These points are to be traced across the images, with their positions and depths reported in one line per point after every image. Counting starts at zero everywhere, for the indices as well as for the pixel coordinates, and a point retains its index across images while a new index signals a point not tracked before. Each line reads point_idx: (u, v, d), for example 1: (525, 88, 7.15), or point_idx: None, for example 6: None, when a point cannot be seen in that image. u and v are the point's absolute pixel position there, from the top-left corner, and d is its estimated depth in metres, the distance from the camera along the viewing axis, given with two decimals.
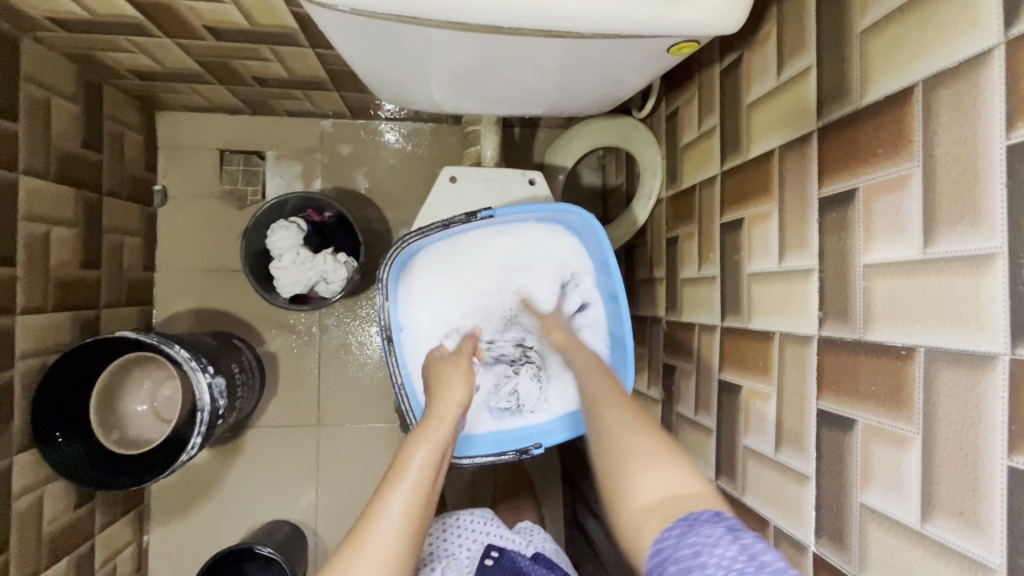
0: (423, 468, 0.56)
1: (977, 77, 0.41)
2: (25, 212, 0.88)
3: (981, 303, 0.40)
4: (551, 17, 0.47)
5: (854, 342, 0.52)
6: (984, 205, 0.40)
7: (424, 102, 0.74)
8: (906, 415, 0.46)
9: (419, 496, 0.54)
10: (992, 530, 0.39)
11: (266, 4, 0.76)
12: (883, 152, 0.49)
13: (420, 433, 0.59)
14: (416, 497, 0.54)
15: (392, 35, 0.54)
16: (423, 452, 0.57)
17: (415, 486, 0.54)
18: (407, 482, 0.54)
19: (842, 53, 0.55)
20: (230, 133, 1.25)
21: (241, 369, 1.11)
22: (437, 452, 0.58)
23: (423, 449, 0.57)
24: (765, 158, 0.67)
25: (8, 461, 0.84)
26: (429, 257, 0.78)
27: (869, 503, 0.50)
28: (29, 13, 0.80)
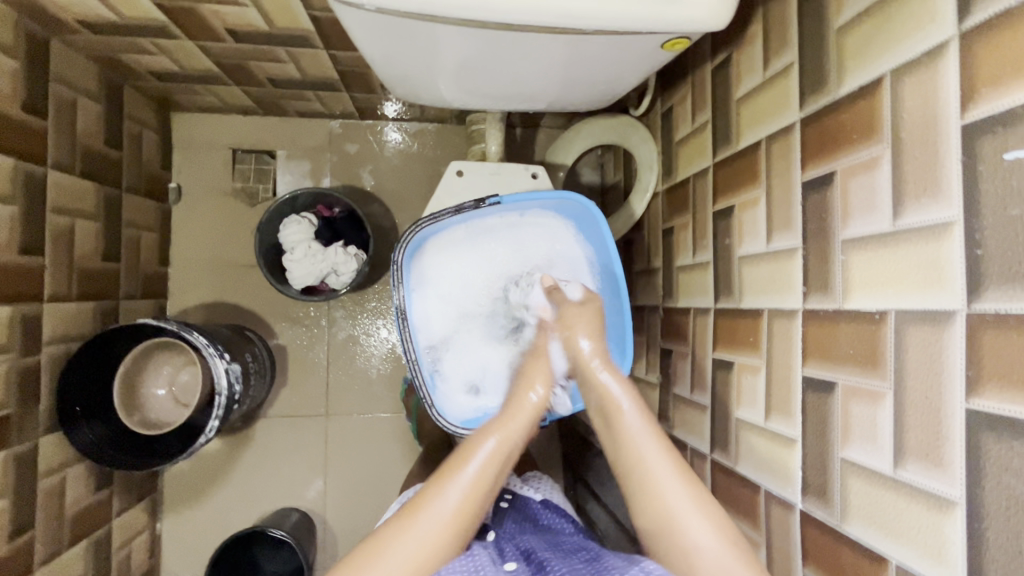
0: (483, 469, 0.60)
1: (936, 66, 0.46)
2: (53, 205, 0.93)
3: (941, 266, 0.45)
4: (556, 15, 0.51)
5: (834, 311, 0.57)
6: (942, 179, 0.45)
7: (434, 97, 0.79)
8: (880, 374, 0.51)
9: (475, 493, 0.58)
10: (954, 468, 0.43)
11: (286, 7, 0.81)
12: (857, 137, 0.54)
13: (491, 427, 0.64)
14: (472, 492, 0.58)
15: (409, 33, 0.59)
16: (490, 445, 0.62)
17: (468, 484, 0.59)
18: (465, 476, 0.59)
19: (821, 49, 0.60)
20: (243, 133, 1.30)
21: (254, 358, 1.15)
22: (500, 457, 0.61)
23: (492, 438, 0.62)
24: (754, 148, 0.72)
25: (35, 442, 0.88)
26: (440, 241, 0.82)
27: (849, 457, 0.54)
28: (61, 16, 0.84)
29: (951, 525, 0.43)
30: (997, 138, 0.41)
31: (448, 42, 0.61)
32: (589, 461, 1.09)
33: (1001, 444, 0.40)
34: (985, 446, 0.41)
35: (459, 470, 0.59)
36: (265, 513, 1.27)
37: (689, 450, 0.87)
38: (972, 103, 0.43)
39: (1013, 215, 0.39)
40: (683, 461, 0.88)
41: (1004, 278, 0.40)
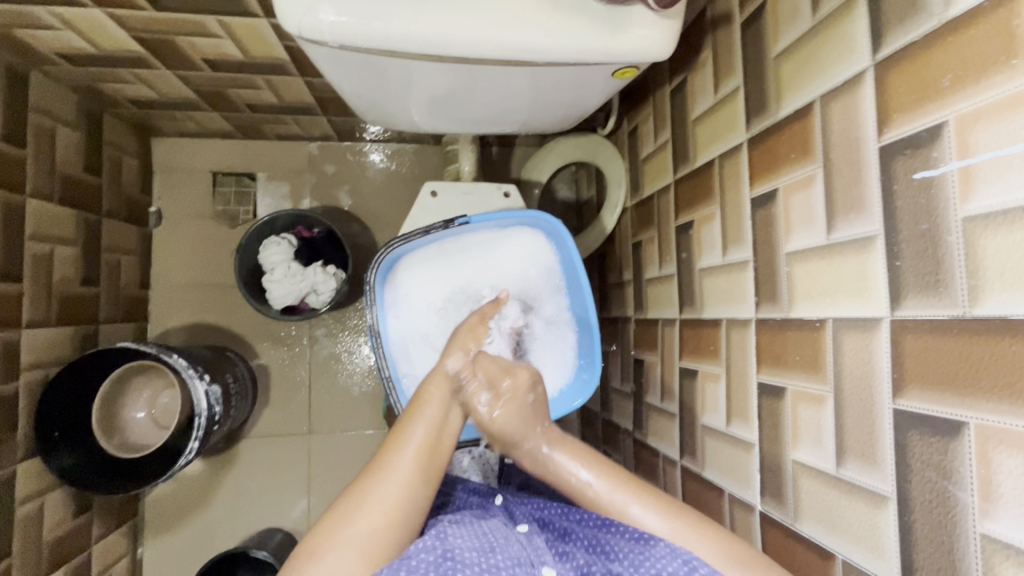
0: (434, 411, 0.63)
1: (856, 93, 0.50)
2: (32, 232, 0.94)
3: (869, 278, 0.48)
4: (509, 49, 0.55)
5: (782, 319, 0.60)
6: (866, 196, 0.48)
7: (405, 124, 0.82)
8: (822, 378, 0.54)
9: (429, 441, 0.60)
10: (885, 465, 0.46)
11: (261, 38, 0.84)
12: (795, 157, 0.58)
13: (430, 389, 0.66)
14: (426, 439, 0.61)
15: (375, 67, 0.62)
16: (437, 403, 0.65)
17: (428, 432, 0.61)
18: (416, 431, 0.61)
19: (762, 75, 0.64)
20: (223, 156, 1.32)
21: (236, 379, 1.16)
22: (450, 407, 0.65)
23: (439, 396, 0.65)
24: (708, 166, 0.76)
25: (12, 469, 0.88)
26: (415, 257, 0.85)
27: (800, 458, 0.57)
28: (40, 49, 0.87)
29: (885, 519, 0.46)
30: (908, 158, 0.44)
31: (414, 73, 0.64)
32: None
33: (923, 440, 0.43)
34: (910, 443, 0.44)
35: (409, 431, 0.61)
36: (249, 534, 1.27)
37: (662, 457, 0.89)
38: (887, 127, 0.46)
39: (923, 229, 0.43)
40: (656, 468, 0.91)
41: (920, 287, 0.43)
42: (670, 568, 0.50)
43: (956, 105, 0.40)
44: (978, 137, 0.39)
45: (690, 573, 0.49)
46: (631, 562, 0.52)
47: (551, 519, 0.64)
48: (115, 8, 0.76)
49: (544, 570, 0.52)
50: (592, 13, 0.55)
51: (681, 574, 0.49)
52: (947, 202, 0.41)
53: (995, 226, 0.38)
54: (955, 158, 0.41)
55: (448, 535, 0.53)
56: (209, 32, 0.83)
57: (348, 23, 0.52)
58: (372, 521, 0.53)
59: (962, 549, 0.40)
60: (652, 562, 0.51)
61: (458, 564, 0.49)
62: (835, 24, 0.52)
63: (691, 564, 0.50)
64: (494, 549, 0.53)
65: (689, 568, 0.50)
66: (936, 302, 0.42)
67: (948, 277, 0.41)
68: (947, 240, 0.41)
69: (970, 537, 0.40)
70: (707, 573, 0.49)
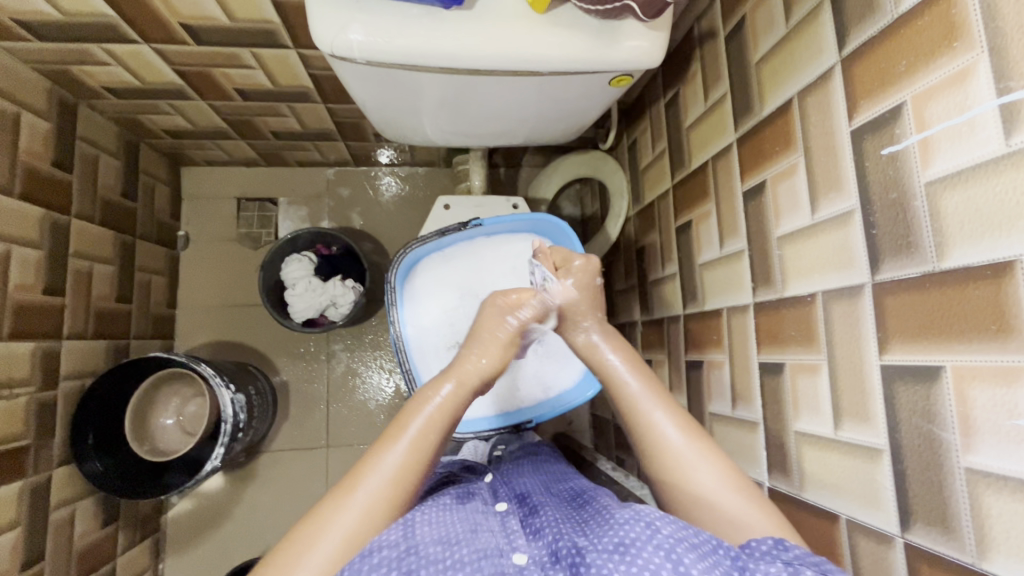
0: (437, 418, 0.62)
1: (828, 86, 0.55)
2: (75, 250, 1.01)
3: (851, 250, 0.53)
4: (515, 60, 0.62)
5: (777, 300, 0.64)
6: (842, 177, 0.53)
7: (421, 137, 0.89)
8: (816, 348, 0.58)
9: (416, 453, 0.59)
10: (877, 421, 0.50)
11: (289, 68, 0.93)
12: (780, 150, 0.63)
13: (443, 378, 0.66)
14: (432, 421, 0.61)
15: (395, 82, 0.69)
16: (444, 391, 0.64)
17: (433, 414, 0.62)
18: (426, 412, 0.62)
19: (746, 80, 0.70)
20: (247, 183, 1.41)
21: (257, 391, 1.21)
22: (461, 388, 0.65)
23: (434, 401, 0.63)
24: (703, 168, 0.82)
25: (48, 474, 0.92)
26: (429, 263, 0.91)
27: (801, 429, 0.60)
28: (89, 84, 0.96)
29: (880, 471, 0.49)
30: (875, 138, 0.50)
31: (429, 87, 0.71)
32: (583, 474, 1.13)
33: (907, 389, 0.46)
34: (897, 394, 0.47)
35: (415, 415, 0.61)
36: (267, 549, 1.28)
37: None
38: (856, 113, 0.52)
39: (893, 198, 0.48)
40: None
41: (894, 252, 0.48)
42: (632, 532, 0.48)
43: (911, 88, 0.46)
44: (932, 112, 0.44)
45: (652, 536, 0.48)
46: (596, 534, 0.50)
47: (532, 499, 0.62)
48: (160, 43, 0.85)
49: (515, 557, 0.50)
50: (588, 26, 0.62)
51: (644, 537, 0.47)
52: (911, 171, 0.46)
53: (952, 186, 0.43)
54: (914, 132, 0.46)
55: (416, 525, 0.54)
56: (243, 64, 0.92)
57: (373, 42, 0.59)
58: (365, 506, 0.54)
59: (949, 487, 0.43)
60: (615, 528, 0.49)
61: (418, 560, 0.48)
62: (805, 29, 0.59)
63: (653, 526, 0.49)
64: (458, 541, 0.51)
65: (651, 531, 0.48)
66: (909, 262, 0.46)
67: (917, 238, 0.46)
68: (914, 205, 0.46)
69: (956, 473, 0.42)
70: (670, 533, 0.48)
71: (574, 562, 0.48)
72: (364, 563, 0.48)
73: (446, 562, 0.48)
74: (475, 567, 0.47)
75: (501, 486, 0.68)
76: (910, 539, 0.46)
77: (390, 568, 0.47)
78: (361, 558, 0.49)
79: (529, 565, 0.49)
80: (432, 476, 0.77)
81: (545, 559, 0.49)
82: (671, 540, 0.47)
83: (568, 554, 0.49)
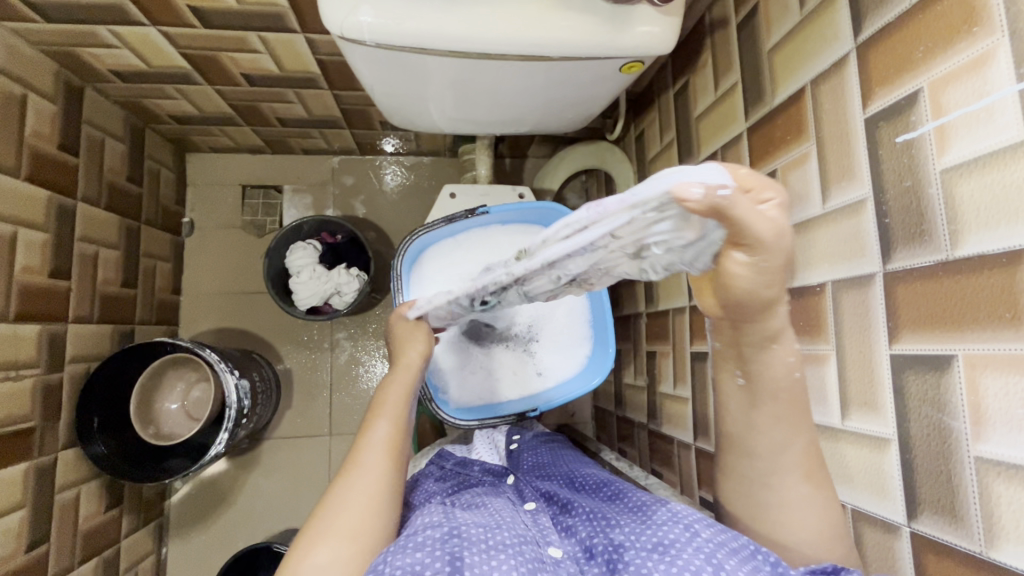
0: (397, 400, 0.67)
1: (843, 73, 0.55)
2: (81, 234, 1.01)
3: (862, 238, 0.52)
4: (526, 44, 0.61)
5: (785, 290, 0.64)
6: (855, 165, 0.53)
7: (428, 124, 0.88)
8: (824, 338, 0.57)
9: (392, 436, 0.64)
10: (886, 410, 0.49)
11: (296, 53, 0.92)
12: (791, 139, 0.63)
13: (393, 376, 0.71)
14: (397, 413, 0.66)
15: (404, 65, 0.68)
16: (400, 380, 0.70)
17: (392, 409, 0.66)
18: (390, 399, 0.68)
19: (758, 70, 0.70)
20: (252, 170, 1.40)
21: (261, 378, 1.21)
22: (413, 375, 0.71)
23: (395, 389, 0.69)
24: (712, 158, 0.81)
25: (53, 456, 0.93)
26: (435, 250, 0.90)
27: (808, 419, 0.60)
28: (95, 67, 0.95)
29: (888, 460, 0.49)
30: (890, 125, 0.49)
31: (438, 71, 0.70)
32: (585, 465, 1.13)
33: (918, 378, 0.46)
34: (908, 383, 0.47)
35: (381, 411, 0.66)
36: (269, 535, 1.29)
37: (676, 443, 0.91)
38: (871, 99, 0.51)
39: (907, 185, 0.47)
40: (671, 455, 0.93)
41: (908, 240, 0.47)
42: (672, 533, 0.51)
43: (929, 73, 0.45)
44: (949, 98, 0.43)
45: (692, 539, 0.50)
46: (632, 530, 0.53)
47: (558, 495, 0.64)
48: (167, 26, 0.84)
49: (549, 549, 0.54)
50: (600, 11, 0.61)
51: (684, 539, 0.50)
52: (927, 158, 0.46)
53: (969, 173, 0.42)
54: (931, 118, 0.45)
55: (454, 516, 0.56)
56: (250, 48, 0.91)
57: (383, 24, 0.58)
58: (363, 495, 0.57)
59: (958, 476, 0.43)
60: (655, 528, 0.52)
61: (462, 539, 0.51)
62: (820, 16, 0.58)
63: (693, 529, 0.51)
64: (500, 526, 0.54)
65: (692, 533, 0.50)
66: (922, 250, 0.46)
67: (931, 226, 0.45)
68: (929, 193, 0.45)
69: (966, 462, 0.42)
70: (710, 538, 0.50)
71: (611, 556, 0.51)
72: (410, 540, 0.50)
73: (489, 544, 0.51)
74: (518, 551, 0.50)
75: (524, 482, 0.69)
76: (917, 528, 0.46)
77: (436, 546, 0.49)
78: (402, 541, 0.51)
79: (564, 559, 0.53)
80: (446, 472, 0.76)
81: (579, 555, 0.53)
82: (711, 545, 0.49)
83: (604, 551, 0.52)
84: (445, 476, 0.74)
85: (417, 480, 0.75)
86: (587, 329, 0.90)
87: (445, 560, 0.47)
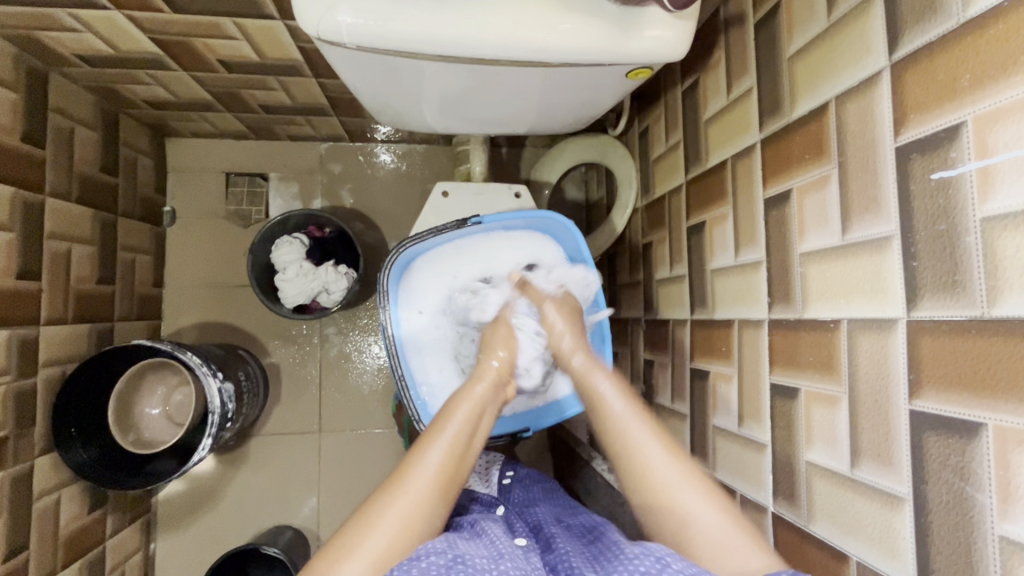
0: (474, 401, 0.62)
1: (872, 93, 0.50)
2: (50, 230, 0.95)
3: (885, 279, 0.48)
4: (525, 50, 0.55)
5: (795, 320, 0.60)
6: (882, 197, 0.48)
7: (418, 124, 0.82)
8: (836, 378, 0.54)
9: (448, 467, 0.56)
10: (901, 467, 0.46)
11: (275, 40, 0.85)
12: (810, 158, 0.58)
13: (464, 394, 0.63)
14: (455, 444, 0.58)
15: (390, 68, 0.62)
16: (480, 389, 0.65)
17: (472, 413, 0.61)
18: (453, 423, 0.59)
19: (776, 76, 0.64)
20: (236, 157, 1.34)
21: (247, 377, 1.17)
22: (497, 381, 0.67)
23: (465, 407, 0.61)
24: (721, 167, 0.76)
25: (30, 464, 0.89)
26: (425, 260, 0.85)
27: (813, 460, 0.57)
28: (59, 51, 0.88)
29: (900, 520, 0.46)
30: (924, 159, 0.44)
31: (428, 74, 0.64)
32: (577, 471, 1.11)
33: (939, 441, 0.43)
34: (926, 444, 0.44)
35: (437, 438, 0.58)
36: (258, 531, 1.28)
37: None
38: (904, 128, 0.46)
39: (941, 229, 0.43)
40: None
41: (938, 288, 0.43)
42: (642, 566, 0.48)
43: (975, 106, 0.40)
44: (998, 137, 0.39)
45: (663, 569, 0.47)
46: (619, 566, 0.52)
47: (549, 533, 0.62)
48: (134, 10, 0.77)
49: None
50: (606, 13, 0.56)
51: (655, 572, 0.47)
52: (965, 203, 0.41)
53: (1014, 226, 0.38)
54: (973, 158, 0.41)
55: (457, 544, 0.52)
56: (226, 34, 0.84)
57: (365, 25, 0.52)
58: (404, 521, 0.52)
59: (979, 551, 0.40)
60: (624, 564, 0.49)
61: (468, 566, 0.47)
62: (851, 24, 0.53)
63: (664, 561, 0.48)
64: (502, 558, 0.52)
65: (662, 566, 0.47)
66: (954, 303, 0.42)
67: (966, 278, 0.41)
68: (965, 241, 0.41)
69: (988, 538, 0.39)
70: (681, 569, 0.47)
71: None
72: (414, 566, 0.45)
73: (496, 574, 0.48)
74: None
75: (515, 517, 0.68)
76: None
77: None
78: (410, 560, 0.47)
79: None
80: None
81: None
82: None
83: None
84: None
85: None
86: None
87: None
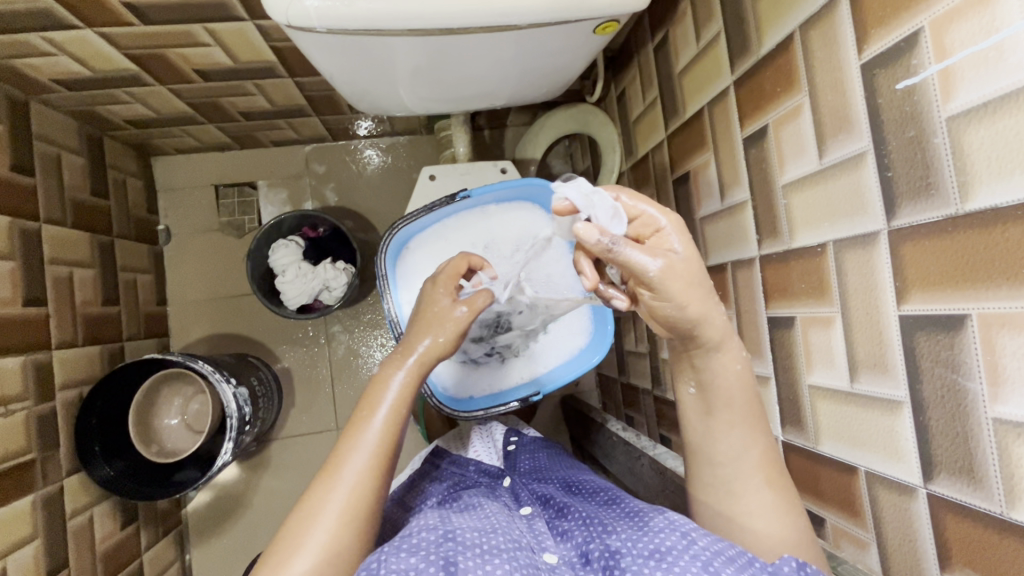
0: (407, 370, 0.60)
1: (834, 16, 0.51)
2: (50, 256, 0.97)
3: (864, 195, 0.49)
4: (491, 15, 0.57)
5: (784, 252, 0.61)
6: (852, 116, 0.50)
7: (398, 107, 0.84)
8: (828, 300, 0.55)
9: (380, 450, 0.56)
10: (897, 373, 0.48)
11: (248, 42, 0.86)
12: (782, 91, 0.59)
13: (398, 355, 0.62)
14: (392, 415, 0.58)
15: (362, 49, 0.64)
16: (397, 382, 0.60)
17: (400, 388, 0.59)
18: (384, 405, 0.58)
19: (741, 16, 0.65)
20: (222, 169, 1.35)
21: (261, 382, 1.19)
22: (420, 369, 0.61)
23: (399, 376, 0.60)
24: (698, 116, 0.77)
25: (60, 484, 0.92)
26: (419, 241, 0.87)
27: (815, 382, 0.58)
28: (37, 78, 0.89)
29: (901, 423, 0.48)
30: (888, 71, 0.46)
31: (400, 52, 0.65)
32: (592, 436, 1.12)
33: (931, 339, 0.44)
34: (918, 344, 0.45)
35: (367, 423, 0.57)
36: None
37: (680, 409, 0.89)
38: (866, 44, 0.48)
39: (910, 136, 0.44)
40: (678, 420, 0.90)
41: (913, 196, 0.44)
42: (668, 541, 0.48)
43: (930, 11, 0.42)
44: (953, 37, 0.40)
45: (689, 546, 0.47)
46: (628, 536, 0.50)
47: (554, 500, 0.62)
48: (106, 27, 0.78)
49: (546, 555, 0.52)
50: None
51: (681, 547, 0.47)
52: (930, 105, 0.43)
53: (979, 118, 0.39)
54: (934, 61, 0.42)
55: (451, 520, 0.55)
56: (198, 42, 0.85)
57: (332, 7, 0.54)
58: (338, 518, 0.52)
59: (975, 438, 0.42)
60: (651, 535, 0.49)
61: (456, 543, 0.49)
62: None
63: (690, 536, 0.48)
64: (495, 530, 0.53)
65: (688, 541, 0.47)
66: (929, 205, 0.43)
67: (938, 178, 0.42)
68: (934, 142, 0.43)
69: (983, 424, 0.41)
70: (707, 545, 0.47)
71: (608, 563, 0.48)
72: (403, 542, 0.49)
73: (484, 548, 0.49)
74: (513, 555, 0.48)
75: (520, 486, 0.69)
76: (934, 489, 0.46)
77: (428, 549, 0.48)
78: (400, 539, 0.50)
79: (560, 565, 0.51)
80: (443, 472, 0.76)
81: (575, 560, 0.52)
82: (707, 552, 0.46)
83: (600, 556, 0.50)
84: (443, 478, 0.74)
85: (416, 479, 0.75)
86: (587, 317, 0.89)
87: (439, 559, 0.46)
